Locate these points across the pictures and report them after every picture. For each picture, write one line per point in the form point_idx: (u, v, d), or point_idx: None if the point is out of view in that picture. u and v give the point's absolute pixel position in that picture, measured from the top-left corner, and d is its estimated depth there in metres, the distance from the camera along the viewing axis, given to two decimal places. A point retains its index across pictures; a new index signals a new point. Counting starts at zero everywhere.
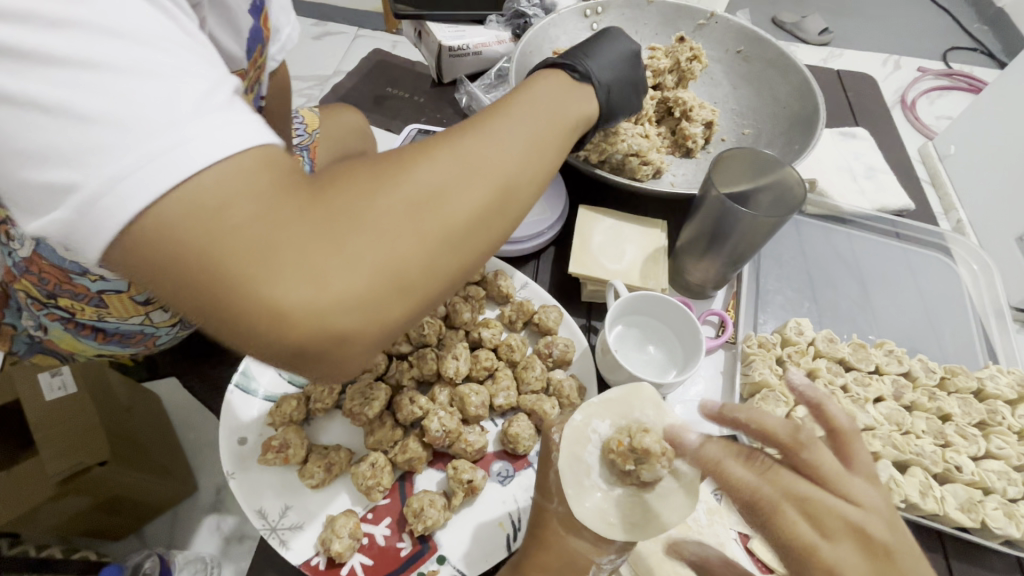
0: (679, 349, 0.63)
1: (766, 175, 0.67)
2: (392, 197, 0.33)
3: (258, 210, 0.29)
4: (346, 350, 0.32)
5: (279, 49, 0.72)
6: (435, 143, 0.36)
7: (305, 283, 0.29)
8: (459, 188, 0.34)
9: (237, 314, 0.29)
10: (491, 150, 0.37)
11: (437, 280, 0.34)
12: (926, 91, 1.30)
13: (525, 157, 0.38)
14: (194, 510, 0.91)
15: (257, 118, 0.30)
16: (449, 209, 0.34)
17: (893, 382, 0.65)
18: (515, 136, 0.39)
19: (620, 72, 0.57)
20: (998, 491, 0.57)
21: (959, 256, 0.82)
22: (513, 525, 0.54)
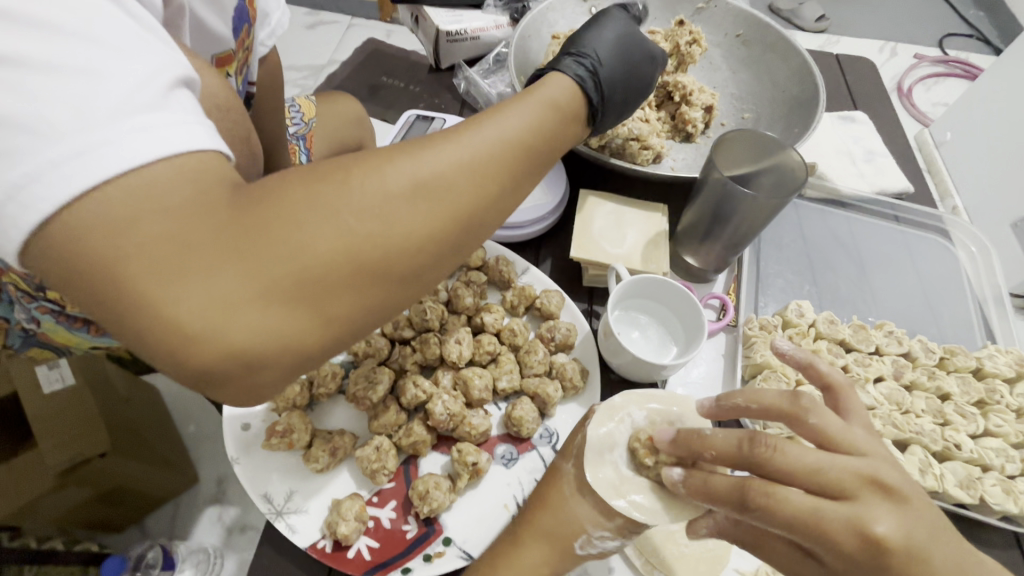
0: (681, 331, 0.64)
1: (768, 158, 0.67)
2: (324, 223, 0.30)
3: (169, 227, 0.27)
4: (256, 378, 0.31)
5: (269, 33, 0.71)
6: (386, 158, 0.34)
7: (209, 312, 0.28)
8: (399, 215, 0.32)
9: (139, 333, 0.27)
10: (446, 172, 0.34)
11: (363, 314, 0.32)
12: (923, 78, 1.30)
13: (482, 180, 0.36)
14: (195, 501, 0.84)
15: (195, 118, 0.29)
16: (385, 238, 0.32)
17: (893, 362, 0.65)
18: (478, 156, 0.36)
19: (625, 70, 0.54)
20: (996, 468, 0.58)
21: (958, 239, 0.82)
22: (518, 506, 0.55)
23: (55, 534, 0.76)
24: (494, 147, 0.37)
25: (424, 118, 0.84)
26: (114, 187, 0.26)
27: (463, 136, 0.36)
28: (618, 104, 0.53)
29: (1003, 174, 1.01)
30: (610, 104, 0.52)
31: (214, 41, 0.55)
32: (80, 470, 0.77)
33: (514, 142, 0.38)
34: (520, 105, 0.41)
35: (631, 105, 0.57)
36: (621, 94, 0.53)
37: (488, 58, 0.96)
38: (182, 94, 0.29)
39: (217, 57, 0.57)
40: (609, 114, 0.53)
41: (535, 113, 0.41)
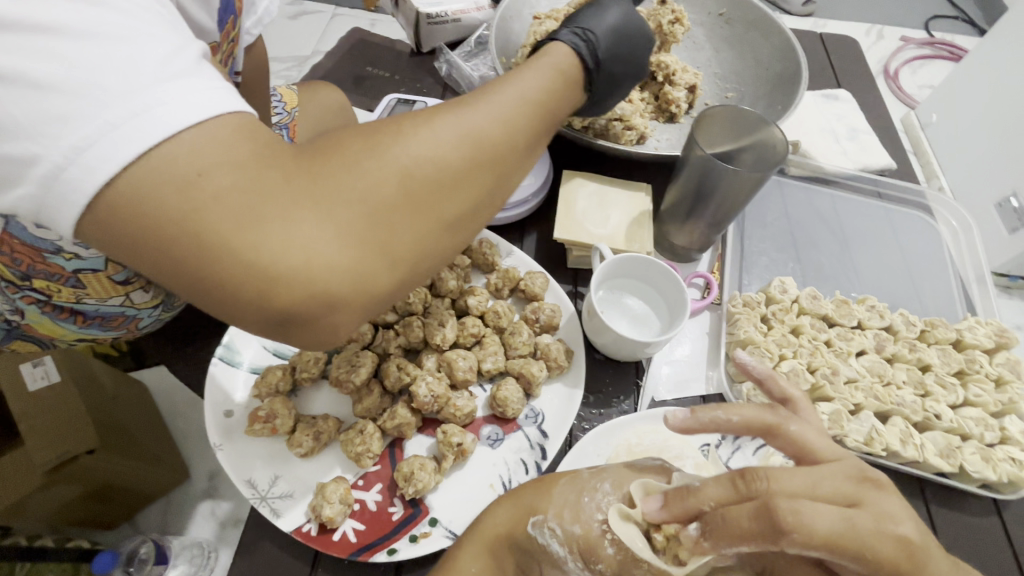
0: (664, 309, 0.64)
1: (749, 134, 0.67)
2: (384, 168, 0.31)
3: (239, 176, 0.28)
4: (335, 318, 0.32)
5: (255, 22, 0.68)
6: (429, 109, 0.34)
7: (291, 252, 0.29)
8: (454, 159, 0.33)
9: (221, 280, 0.28)
10: (490, 119, 0.35)
11: (427, 254, 0.33)
12: (908, 61, 1.30)
13: (527, 125, 0.37)
14: (185, 499, 0.85)
15: (224, 83, 0.30)
16: (443, 182, 0.33)
17: (875, 336, 0.66)
18: (515, 107, 0.37)
19: (623, 42, 0.51)
20: (976, 436, 0.59)
21: (939, 213, 0.83)
22: (504, 486, 0.55)
23: (46, 532, 0.77)
24: (528, 97, 0.38)
25: (405, 101, 0.83)
26: (180, 142, 0.27)
27: (496, 89, 0.37)
28: (612, 81, 0.50)
29: (986, 152, 1.01)
30: (606, 81, 0.49)
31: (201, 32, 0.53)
32: (68, 467, 0.73)
33: (542, 96, 0.39)
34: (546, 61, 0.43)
35: (628, 83, 0.53)
36: (613, 70, 0.49)
37: (469, 40, 0.95)
38: (207, 63, 0.31)
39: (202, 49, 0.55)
40: (605, 96, 0.51)
41: (554, 72, 0.42)
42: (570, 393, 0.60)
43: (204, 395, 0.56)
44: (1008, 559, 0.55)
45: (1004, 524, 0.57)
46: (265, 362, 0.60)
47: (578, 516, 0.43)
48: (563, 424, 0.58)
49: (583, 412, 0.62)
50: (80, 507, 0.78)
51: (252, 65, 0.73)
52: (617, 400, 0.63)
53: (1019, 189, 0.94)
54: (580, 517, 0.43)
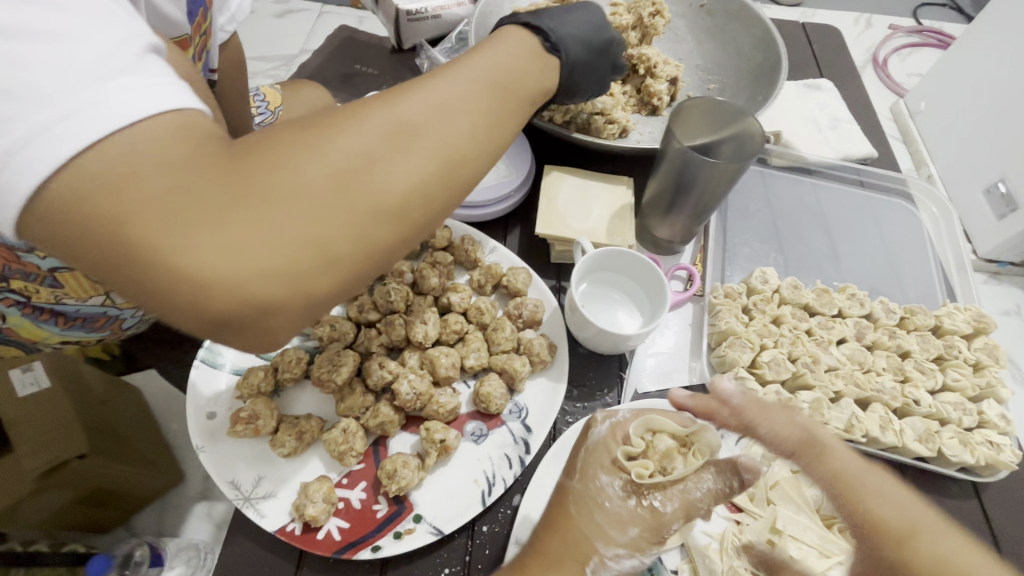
0: (645, 301, 0.64)
1: (728, 126, 0.67)
2: (318, 168, 0.31)
3: (166, 180, 0.28)
4: (274, 320, 0.32)
5: (228, 19, 0.68)
6: (364, 106, 0.35)
7: (219, 256, 0.29)
8: (387, 154, 0.33)
9: (153, 285, 0.29)
10: (426, 114, 0.35)
11: (367, 252, 0.33)
12: (897, 49, 1.31)
13: (473, 122, 0.37)
14: (182, 500, 0.77)
15: (173, 78, 0.31)
16: (378, 177, 0.33)
17: (855, 324, 0.66)
18: (453, 101, 0.37)
19: (589, 44, 0.52)
20: (954, 421, 0.60)
21: (920, 200, 0.83)
22: (488, 481, 0.55)
23: (41, 537, 0.75)
24: (469, 89, 0.38)
25: None
26: (112, 146, 0.28)
27: (435, 82, 0.37)
28: (573, 84, 0.51)
29: (973, 138, 1.02)
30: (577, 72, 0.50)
31: (170, 23, 0.52)
32: (60, 472, 0.75)
33: (490, 90, 0.39)
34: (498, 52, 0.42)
35: (596, 78, 0.55)
36: (575, 73, 0.50)
37: (450, 36, 0.95)
38: (152, 55, 0.31)
39: (175, 41, 0.53)
40: (579, 86, 0.52)
41: (498, 62, 0.41)
42: (554, 387, 0.61)
43: (185, 397, 0.56)
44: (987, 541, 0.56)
45: (982, 507, 0.58)
46: (247, 363, 0.60)
47: (623, 524, 0.47)
48: (546, 419, 0.58)
49: (568, 406, 0.62)
50: (75, 510, 0.76)
51: (229, 65, 0.72)
52: (601, 393, 0.63)
53: (1006, 174, 0.95)
54: (626, 523, 0.47)
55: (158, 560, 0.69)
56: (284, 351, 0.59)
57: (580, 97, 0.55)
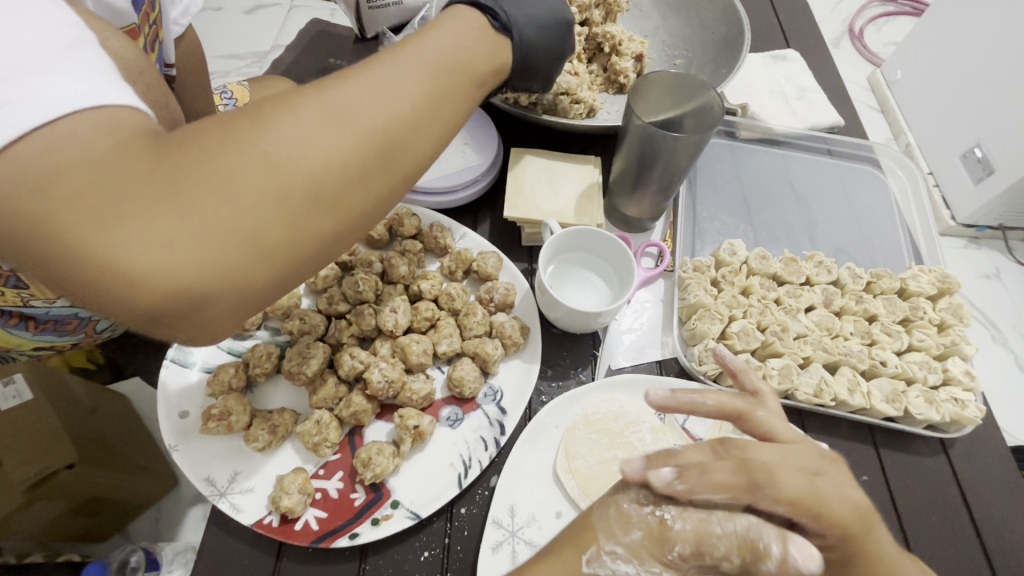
0: (614, 275, 0.65)
1: (689, 100, 0.68)
2: (248, 159, 0.31)
3: (89, 175, 0.28)
4: (208, 312, 0.31)
5: (181, 12, 0.64)
6: (297, 95, 0.34)
7: (146, 249, 0.28)
8: (323, 142, 0.33)
9: (82, 280, 0.29)
10: (363, 100, 0.35)
11: (304, 239, 0.33)
12: (872, 19, 1.31)
13: (411, 103, 0.36)
14: (178, 504, 0.92)
15: (97, 73, 0.30)
16: (313, 166, 0.32)
17: (823, 291, 0.68)
18: (393, 85, 0.36)
19: (541, 30, 0.50)
20: (919, 380, 0.62)
21: (887, 166, 0.84)
22: (464, 464, 0.55)
23: (35, 548, 0.77)
24: (412, 75, 0.37)
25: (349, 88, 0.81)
26: (34, 142, 0.28)
27: (374, 66, 0.36)
28: (524, 69, 0.50)
29: (947, 103, 1.02)
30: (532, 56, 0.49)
31: (118, 12, 0.50)
32: (50, 483, 0.75)
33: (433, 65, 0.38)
34: (444, 32, 0.41)
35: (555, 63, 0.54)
36: (525, 61, 0.49)
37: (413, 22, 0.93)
38: (82, 51, 0.31)
39: (124, 32, 0.52)
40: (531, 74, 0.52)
41: (441, 46, 0.40)
42: (527, 368, 0.61)
43: (157, 398, 0.56)
44: (954, 494, 0.58)
45: (950, 462, 0.59)
46: (218, 360, 0.59)
47: (628, 522, 0.40)
48: (520, 399, 0.59)
49: (543, 386, 0.62)
50: (68, 520, 0.79)
51: (187, 59, 0.69)
52: (575, 370, 0.63)
53: (982, 138, 0.95)
54: (633, 523, 0.40)
55: (153, 566, 0.70)
56: (254, 347, 0.59)
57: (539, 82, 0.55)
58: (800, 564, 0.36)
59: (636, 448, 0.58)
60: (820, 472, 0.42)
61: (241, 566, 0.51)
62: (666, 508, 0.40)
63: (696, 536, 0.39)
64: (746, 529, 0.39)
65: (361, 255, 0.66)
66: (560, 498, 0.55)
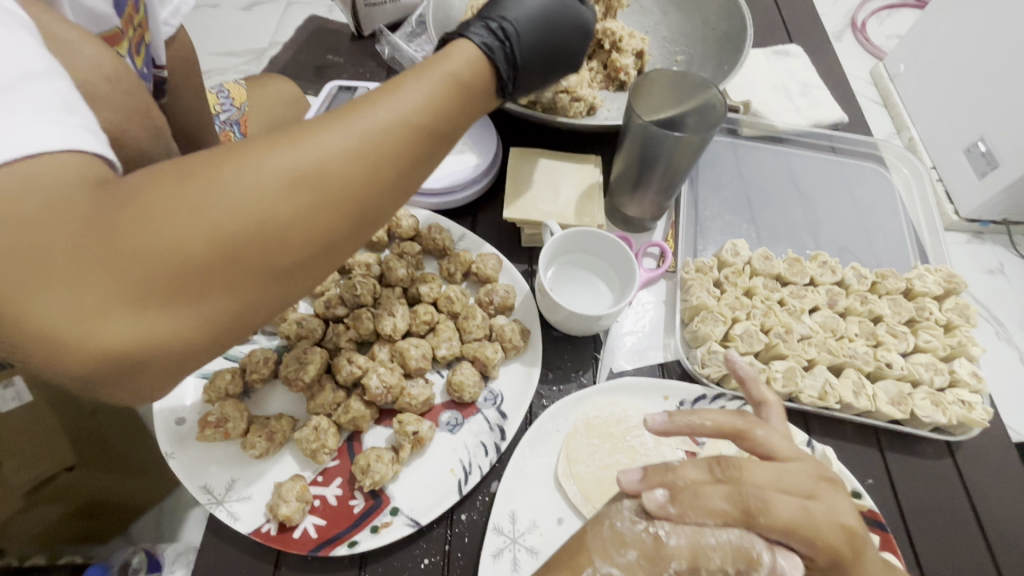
0: (615, 276, 0.64)
1: (691, 98, 0.67)
2: (196, 224, 0.28)
3: (21, 233, 0.26)
4: (145, 377, 0.30)
5: (172, 11, 0.62)
6: (263, 148, 0.30)
7: (77, 322, 0.26)
8: (280, 212, 0.29)
9: (13, 340, 0.27)
10: (333, 159, 0.31)
11: (251, 306, 0.30)
12: (875, 12, 1.29)
13: (385, 166, 0.32)
14: None
15: (45, 116, 0.28)
16: (270, 236, 0.29)
17: (827, 292, 0.67)
18: (368, 143, 0.32)
19: (543, 28, 0.48)
20: (926, 382, 0.61)
21: (892, 163, 0.83)
22: (465, 470, 0.54)
23: (38, 551, 0.76)
24: (392, 130, 0.32)
25: (346, 88, 0.80)
26: None
27: (353, 117, 0.32)
28: (553, 63, 0.50)
29: (952, 98, 1.01)
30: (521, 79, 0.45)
31: (96, 16, 0.49)
32: None
33: (418, 116, 0.33)
34: (436, 71, 0.36)
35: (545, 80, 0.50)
36: (542, 53, 0.48)
37: (410, 20, 0.94)
38: (35, 86, 0.29)
39: (103, 37, 0.51)
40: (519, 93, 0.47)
41: (432, 90, 0.35)
42: (528, 371, 0.60)
43: (155, 405, 0.55)
44: (961, 496, 0.57)
45: (956, 465, 0.59)
46: (215, 366, 0.59)
47: (623, 541, 0.40)
48: (520, 404, 0.58)
49: (543, 389, 0.61)
50: (70, 524, 0.80)
51: (180, 60, 0.68)
52: (576, 374, 0.62)
53: (986, 133, 0.94)
54: (627, 541, 0.40)
55: (154, 568, 0.69)
56: (251, 352, 0.58)
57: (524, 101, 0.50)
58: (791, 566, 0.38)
59: (638, 451, 0.57)
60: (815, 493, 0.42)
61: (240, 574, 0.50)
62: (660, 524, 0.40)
63: (693, 551, 0.39)
64: (738, 538, 0.39)
65: (359, 258, 0.65)
66: (561, 504, 0.54)
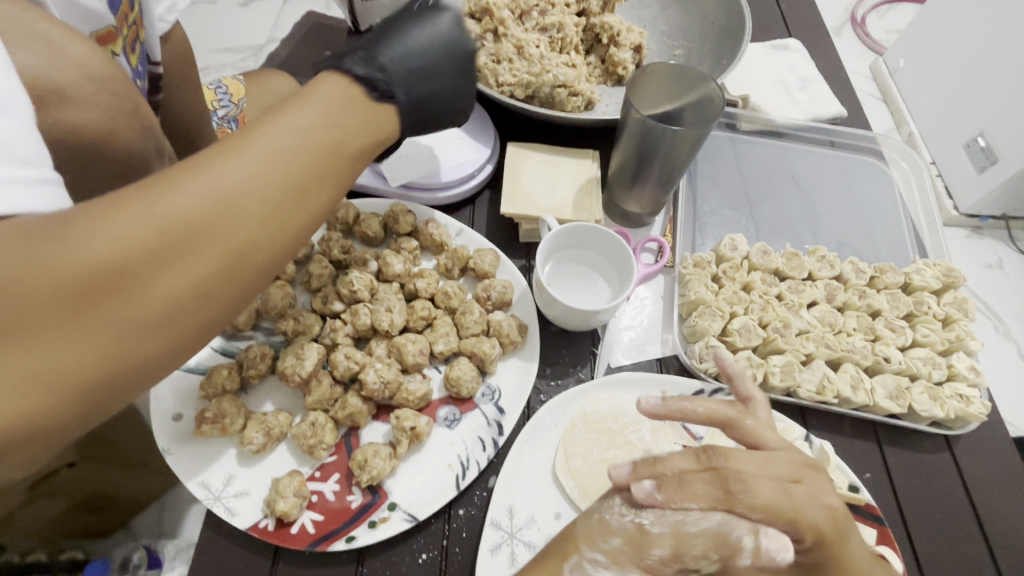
0: (612, 270, 0.64)
1: (689, 91, 0.66)
2: (50, 287, 0.25)
3: None
4: (6, 459, 0.26)
5: (167, 7, 0.61)
6: (130, 196, 0.28)
7: None
8: (157, 264, 0.28)
9: None
10: (215, 203, 0.29)
11: (124, 372, 0.28)
12: (875, 6, 1.28)
13: (271, 208, 0.31)
14: None
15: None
16: (147, 278, 0.27)
17: (825, 286, 0.67)
18: (251, 186, 0.31)
19: (430, 47, 0.45)
20: (924, 376, 0.61)
21: (890, 157, 0.83)
22: (462, 465, 0.54)
23: (38, 546, 0.78)
24: (275, 171, 0.32)
25: None
26: None
27: (236, 156, 0.31)
28: (458, 87, 0.48)
29: (952, 91, 1.00)
30: (420, 101, 0.43)
31: (88, 15, 0.49)
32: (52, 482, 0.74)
33: (302, 155, 0.33)
34: (317, 106, 0.35)
35: (453, 103, 0.48)
36: (435, 70, 0.45)
37: None
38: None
39: (96, 36, 0.51)
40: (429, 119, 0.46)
41: (318, 126, 0.34)
42: (526, 367, 0.60)
43: (152, 400, 0.55)
44: (959, 490, 0.57)
45: (954, 459, 0.59)
46: (212, 362, 0.58)
47: (608, 530, 0.41)
48: (518, 400, 0.58)
49: (541, 384, 0.61)
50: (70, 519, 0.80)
51: (175, 56, 0.67)
52: (574, 369, 0.62)
53: (986, 128, 0.94)
54: (612, 530, 0.41)
55: (155, 561, 0.71)
56: (248, 348, 0.58)
57: (442, 119, 0.48)
58: (772, 553, 0.38)
59: (635, 446, 0.57)
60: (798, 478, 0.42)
61: (238, 569, 0.50)
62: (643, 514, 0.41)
63: (675, 539, 0.40)
64: (720, 524, 0.39)
65: (357, 253, 0.65)
66: (559, 499, 0.54)
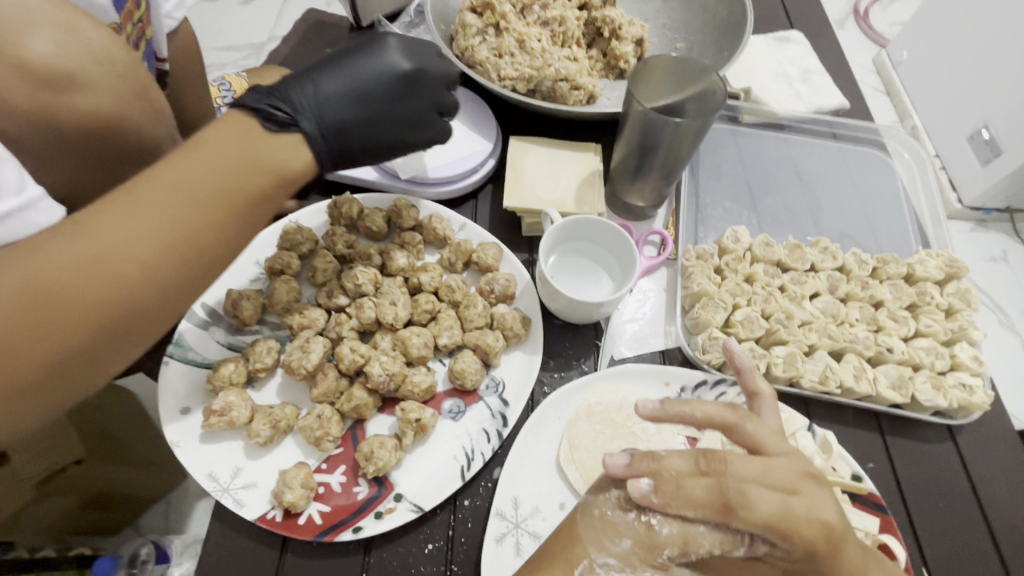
0: (615, 262, 0.64)
1: (691, 84, 0.66)
2: None
3: None
4: None
5: (175, 4, 0.62)
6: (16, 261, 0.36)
7: None
8: (42, 317, 0.36)
9: None
10: (86, 262, 0.37)
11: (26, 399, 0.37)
12: None
13: (139, 264, 0.39)
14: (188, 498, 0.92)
15: None
16: (45, 327, 0.36)
17: (828, 277, 0.67)
18: (119, 246, 0.38)
19: (361, 90, 0.53)
20: (927, 366, 0.61)
21: (893, 149, 0.83)
22: (467, 456, 0.55)
23: None
24: (141, 234, 0.39)
25: None
26: None
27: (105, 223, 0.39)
28: (396, 121, 0.55)
29: (955, 83, 1.00)
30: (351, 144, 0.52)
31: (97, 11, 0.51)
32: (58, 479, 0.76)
33: (165, 218, 0.40)
34: (184, 168, 0.42)
35: (394, 130, 0.55)
36: (377, 110, 0.54)
37: (408, 10, 0.93)
38: None
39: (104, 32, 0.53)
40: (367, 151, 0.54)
41: (183, 188, 0.41)
42: (529, 359, 0.60)
43: (161, 393, 0.55)
44: (962, 479, 0.57)
45: (958, 448, 0.59)
46: (219, 356, 0.59)
47: (617, 531, 0.42)
48: (522, 392, 0.58)
49: (545, 376, 0.62)
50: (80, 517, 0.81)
51: (181, 52, 0.67)
52: (577, 361, 0.63)
53: (990, 120, 0.93)
54: (622, 532, 0.42)
55: (164, 558, 0.71)
56: (254, 342, 0.59)
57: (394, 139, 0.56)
58: None
59: (639, 437, 0.57)
60: (795, 482, 0.42)
61: (245, 560, 0.51)
62: (651, 515, 0.42)
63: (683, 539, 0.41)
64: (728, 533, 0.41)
65: (361, 247, 0.65)
66: (564, 489, 0.55)
